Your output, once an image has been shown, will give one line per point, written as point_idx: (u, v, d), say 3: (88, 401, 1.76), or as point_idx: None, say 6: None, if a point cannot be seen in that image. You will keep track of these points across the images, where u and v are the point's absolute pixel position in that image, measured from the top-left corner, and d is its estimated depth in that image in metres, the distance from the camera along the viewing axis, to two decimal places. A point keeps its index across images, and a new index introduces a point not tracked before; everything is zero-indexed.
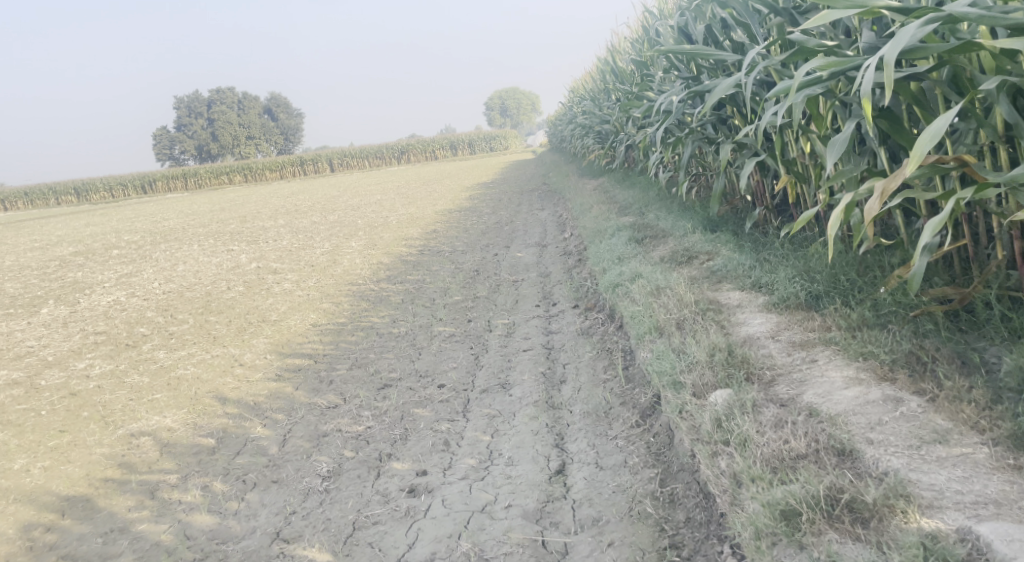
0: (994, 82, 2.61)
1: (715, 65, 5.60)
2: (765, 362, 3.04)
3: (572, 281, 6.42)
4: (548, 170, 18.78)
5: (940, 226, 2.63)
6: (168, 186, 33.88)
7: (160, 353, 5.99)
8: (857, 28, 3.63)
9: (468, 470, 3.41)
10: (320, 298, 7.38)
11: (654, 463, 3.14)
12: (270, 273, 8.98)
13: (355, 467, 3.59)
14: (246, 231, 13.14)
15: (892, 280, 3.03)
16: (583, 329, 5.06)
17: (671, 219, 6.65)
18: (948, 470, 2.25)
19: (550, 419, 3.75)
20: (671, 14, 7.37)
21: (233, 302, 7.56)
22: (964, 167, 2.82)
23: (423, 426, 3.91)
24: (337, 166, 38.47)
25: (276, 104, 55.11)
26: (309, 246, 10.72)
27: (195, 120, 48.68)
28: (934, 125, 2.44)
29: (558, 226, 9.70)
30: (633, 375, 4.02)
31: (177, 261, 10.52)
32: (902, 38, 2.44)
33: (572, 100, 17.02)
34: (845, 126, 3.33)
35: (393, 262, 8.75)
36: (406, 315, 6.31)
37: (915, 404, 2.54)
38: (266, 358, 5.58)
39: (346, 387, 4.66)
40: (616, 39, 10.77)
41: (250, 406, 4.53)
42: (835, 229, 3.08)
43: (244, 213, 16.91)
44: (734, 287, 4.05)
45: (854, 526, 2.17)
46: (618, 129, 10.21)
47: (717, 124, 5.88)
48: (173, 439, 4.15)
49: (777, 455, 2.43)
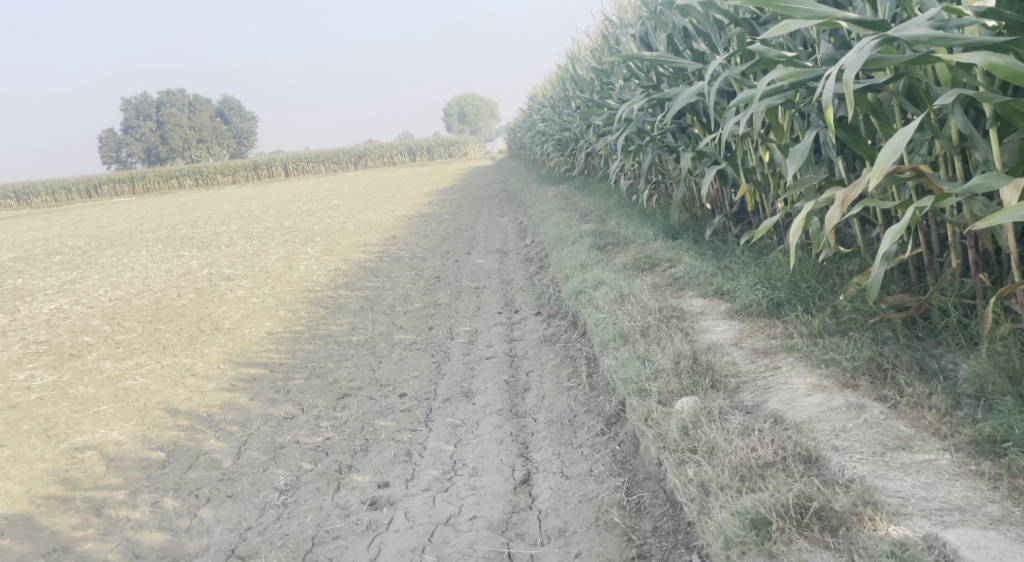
0: (950, 97, 2.62)
1: (675, 74, 5.66)
2: (729, 369, 3.06)
3: (534, 287, 6.43)
4: (509, 176, 18.81)
5: (899, 235, 2.67)
6: (117, 190, 33.24)
7: (107, 363, 5.86)
8: (815, 39, 3.72)
9: (431, 481, 3.38)
10: (276, 305, 7.29)
11: (620, 472, 3.14)
12: (223, 279, 8.84)
13: (313, 480, 3.53)
14: (198, 236, 12.94)
15: (851, 288, 3.08)
16: (546, 336, 5.06)
17: (632, 226, 6.69)
18: (913, 477, 2.28)
19: (514, 427, 3.74)
20: (631, 23, 7.43)
21: (184, 310, 7.42)
22: (920, 178, 2.86)
23: (384, 436, 3.87)
24: (292, 170, 38.08)
25: (230, 108, 54.42)
26: (263, 252, 10.59)
27: (146, 123, 47.84)
28: (894, 139, 2.49)
29: (518, 233, 9.71)
30: (597, 383, 4.03)
31: (125, 268, 10.31)
32: (861, 53, 2.45)
33: (532, 106, 17.08)
34: (806, 136, 3.40)
35: (351, 269, 8.67)
36: (365, 322, 6.25)
37: (878, 411, 2.58)
38: (219, 368, 5.48)
39: (304, 397, 4.60)
40: (576, 47, 10.84)
41: (203, 418, 4.45)
42: (796, 237, 3.12)
43: (195, 218, 16.66)
44: (697, 295, 4.08)
45: (824, 534, 2.18)
46: (579, 136, 10.27)
47: (677, 132, 5.94)
48: (121, 453, 4.06)
49: (744, 464, 2.45)
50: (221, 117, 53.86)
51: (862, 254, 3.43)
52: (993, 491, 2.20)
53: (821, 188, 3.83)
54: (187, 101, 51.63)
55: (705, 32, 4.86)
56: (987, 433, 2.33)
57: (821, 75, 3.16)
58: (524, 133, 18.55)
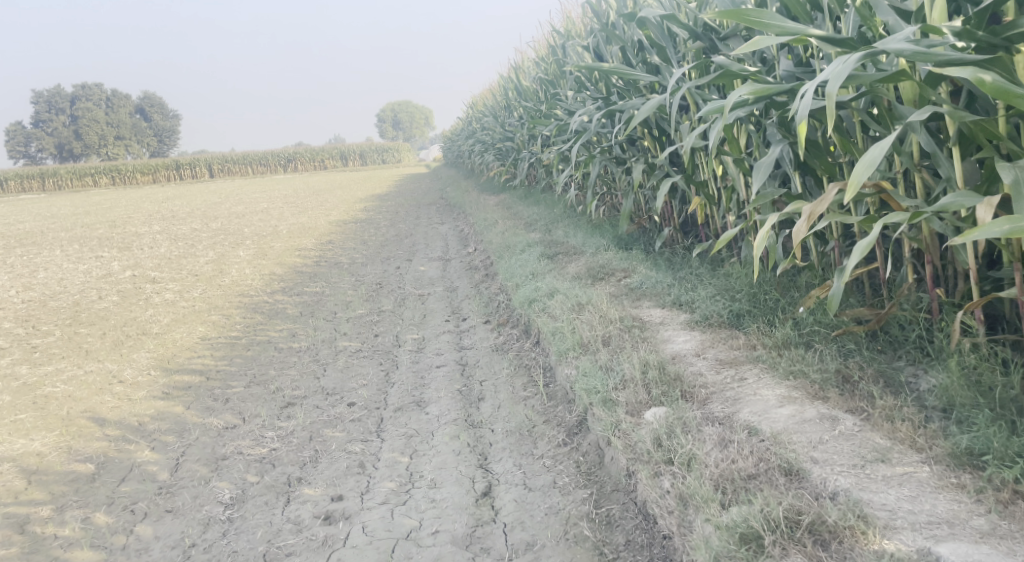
0: (925, 112, 2.63)
1: (626, 86, 5.71)
2: (696, 380, 3.08)
3: (480, 296, 6.38)
4: (445, 184, 18.75)
5: (866, 251, 2.71)
6: (25, 185, 31.89)
7: (23, 369, 5.57)
8: (776, 56, 3.78)
9: (389, 494, 3.29)
10: (207, 309, 7.05)
11: (586, 483, 3.12)
12: (148, 282, 8.53)
13: (261, 494, 3.40)
14: (118, 236, 12.47)
15: (811, 300, 3.13)
16: (497, 345, 5.02)
17: (581, 237, 6.71)
18: (896, 490, 2.31)
19: (472, 437, 3.68)
20: (580, 35, 7.49)
21: (107, 313, 7.12)
22: (882, 194, 2.91)
23: (336, 447, 3.76)
24: (216, 171, 37.16)
25: (152, 105, 52.90)
26: (190, 254, 10.27)
27: (60, 117, 46.11)
28: (869, 154, 2.52)
29: (459, 241, 9.66)
30: (555, 392, 4.00)
31: (38, 268, 9.85)
32: (842, 68, 2.47)
33: (471, 115, 17.05)
34: (770, 150, 3.46)
35: (286, 273, 8.47)
36: (306, 328, 6.11)
37: (852, 423, 2.62)
38: (150, 375, 5.26)
39: (245, 406, 4.44)
40: (520, 57, 10.88)
41: (134, 427, 4.25)
42: (760, 248, 3.15)
43: (114, 217, 16.07)
44: (655, 305, 4.10)
45: (816, 548, 2.17)
46: (521, 146, 10.29)
47: (628, 144, 5.99)
48: (44, 466, 3.84)
49: (726, 476, 2.45)
50: (142, 115, 52.23)
51: (818, 267, 3.49)
52: (977, 504, 2.24)
53: (778, 202, 3.90)
54: (105, 97, 49.96)
55: (660, 45, 4.90)
56: (965, 446, 2.39)
57: (787, 90, 3.20)
58: (462, 141, 18.50)
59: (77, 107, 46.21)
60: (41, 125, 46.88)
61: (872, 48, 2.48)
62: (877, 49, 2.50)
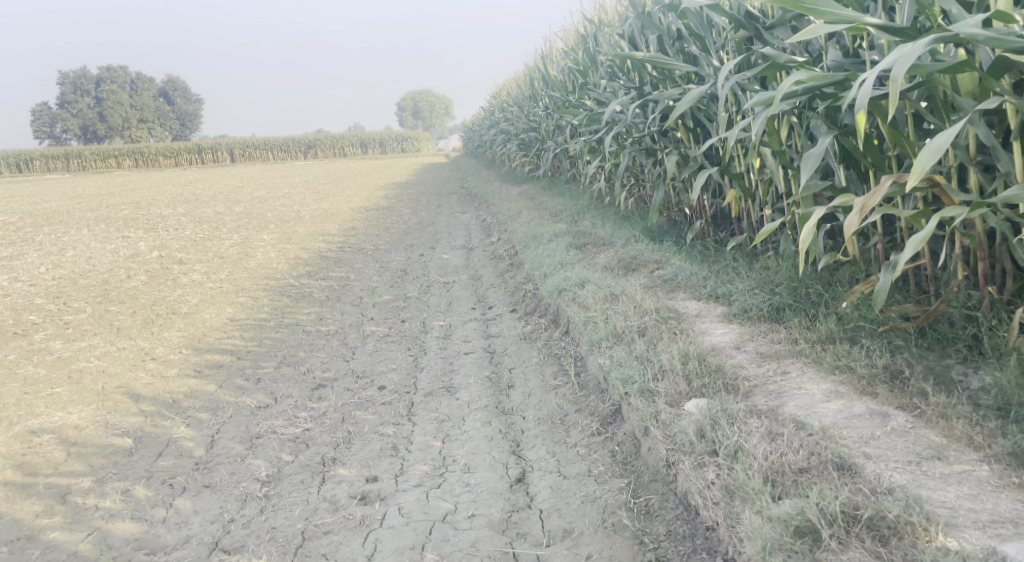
0: (992, 102, 2.57)
1: (662, 76, 5.64)
2: (737, 373, 3.03)
3: (506, 284, 6.35)
4: (466, 173, 18.70)
5: (922, 245, 2.65)
6: (50, 164, 32.12)
7: (57, 344, 5.61)
8: (823, 47, 3.69)
9: (423, 477, 3.27)
10: (235, 291, 7.08)
11: (622, 473, 3.08)
12: (175, 262, 8.56)
13: (297, 472, 3.39)
14: (143, 218, 12.55)
15: (856, 294, 3.07)
16: (525, 334, 4.99)
17: (609, 228, 6.66)
18: (955, 488, 2.27)
19: (503, 424, 3.65)
20: (613, 24, 7.43)
21: (136, 292, 7.16)
22: (936, 188, 2.85)
23: (368, 429, 3.75)
24: (238, 156, 37.26)
25: (176, 89, 53.17)
26: (216, 236, 10.31)
27: (84, 99, 46.46)
28: (934, 141, 2.46)
29: (483, 230, 9.63)
30: (587, 382, 3.96)
31: (67, 246, 9.91)
32: (910, 51, 2.42)
33: (494, 105, 16.98)
34: (819, 142, 3.33)
35: (312, 258, 8.48)
36: (333, 312, 6.10)
37: (903, 419, 2.57)
38: (181, 353, 5.28)
39: (276, 386, 4.44)
40: (548, 47, 10.82)
41: (168, 404, 4.27)
42: (806, 241, 3.10)
43: (140, 198, 16.16)
44: (690, 297, 4.05)
45: (875, 544, 2.14)
46: (546, 136, 10.23)
47: (660, 135, 5.93)
48: (83, 439, 3.86)
49: (776, 468, 2.42)
50: (166, 99, 52.53)
51: (860, 262, 3.42)
52: None
53: (820, 196, 3.83)
54: (130, 80, 50.27)
55: (698, 34, 4.82)
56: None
57: (838, 80, 3.13)
58: (484, 132, 18.45)
59: (103, 89, 46.54)
60: (68, 106, 47.24)
61: (943, 33, 2.43)
62: (947, 34, 2.45)
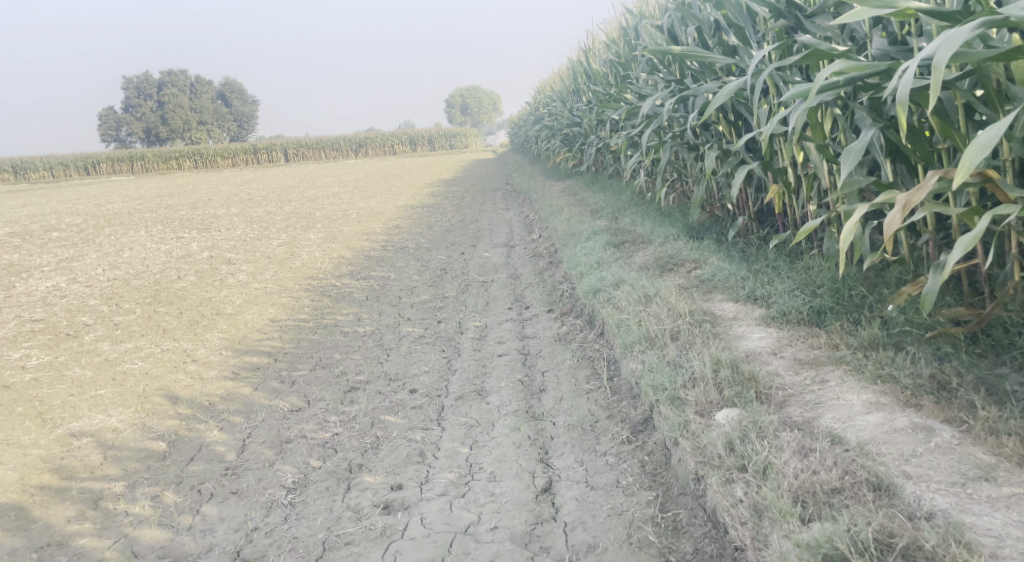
0: None
1: (702, 68, 5.46)
2: (772, 381, 2.87)
3: (544, 284, 6.23)
4: (511, 169, 18.61)
5: (971, 245, 2.48)
6: (114, 167, 32.95)
7: (105, 345, 5.65)
8: (866, 34, 3.48)
9: (447, 486, 3.17)
10: (278, 291, 7.09)
11: (651, 484, 2.96)
12: (224, 263, 8.65)
13: (322, 479, 3.31)
14: (197, 218, 12.74)
15: (903, 297, 2.89)
16: (560, 335, 4.87)
17: (649, 225, 6.51)
18: (1003, 514, 2.11)
19: (532, 430, 3.54)
20: (654, 17, 7.24)
21: (185, 293, 7.22)
22: (988, 182, 2.66)
23: (396, 435, 3.67)
24: (292, 156, 37.76)
25: (231, 90, 54.17)
26: (265, 236, 10.39)
27: (145, 102, 47.67)
28: (983, 134, 2.28)
29: (525, 227, 9.53)
30: (619, 387, 3.83)
31: (124, 248, 10.09)
32: (954, 37, 2.24)
33: (539, 101, 16.87)
34: (861, 135, 3.15)
35: (356, 257, 8.48)
36: (372, 313, 6.05)
37: (949, 435, 2.40)
38: (222, 355, 5.27)
39: (310, 389, 4.41)
40: (591, 41, 10.66)
41: (205, 407, 4.26)
42: (847, 241, 2.92)
43: (196, 199, 16.43)
44: (727, 299, 3.89)
45: None
46: (589, 131, 10.08)
47: (701, 129, 5.74)
48: (120, 442, 3.84)
49: (807, 488, 2.29)
50: (223, 101, 53.58)
51: (909, 261, 3.22)
52: None
53: (865, 192, 3.63)
54: (189, 83, 51.38)
55: (738, 24, 4.64)
56: None
57: (881, 70, 2.92)
58: (529, 128, 18.36)
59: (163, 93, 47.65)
60: (130, 110, 48.36)
61: (992, 16, 2.25)
62: (996, 17, 2.26)
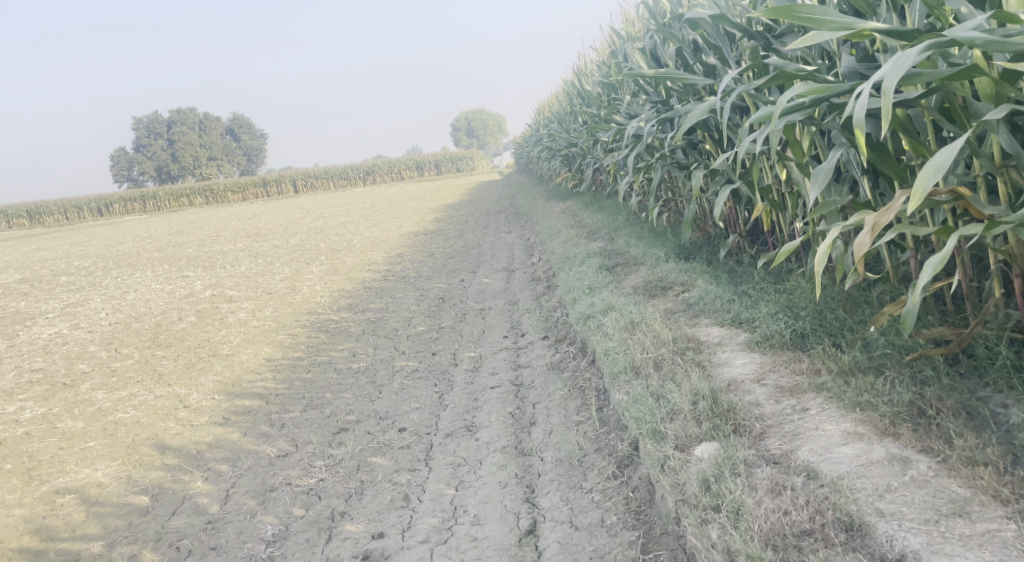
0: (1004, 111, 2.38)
1: (685, 89, 5.39)
2: (752, 412, 2.83)
3: (541, 309, 6.14)
4: (515, 191, 18.51)
5: (939, 267, 2.43)
6: (126, 208, 33.16)
7: (99, 394, 5.59)
8: (836, 52, 3.41)
9: (429, 532, 3.15)
10: (276, 329, 7.02)
11: (634, 524, 2.95)
12: (225, 301, 8.59)
13: (302, 530, 3.29)
14: (203, 255, 12.71)
15: (882, 318, 2.84)
16: (554, 363, 4.71)
17: (642, 246, 6.44)
18: (975, 554, 2.10)
19: (519, 467, 3.46)
20: (640, 37, 7.17)
21: (184, 335, 7.16)
22: (959, 201, 2.62)
23: (380, 478, 3.58)
24: (300, 186, 37.80)
25: (237, 125, 54.51)
26: (268, 271, 10.35)
27: (154, 141, 48.01)
28: (936, 157, 2.29)
29: (526, 250, 9.44)
30: (608, 417, 3.72)
31: (127, 290, 10.05)
32: (900, 61, 2.24)
33: (539, 122, 16.77)
34: (829, 155, 3.12)
35: (356, 289, 8.41)
36: (367, 347, 5.93)
37: (925, 466, 2.38)
38: (214, 399, 5.13)
39: (299, 432, 4.22)
40: (583, 61, 10.59)
41: (192, 456, 4.11)
42: (822, 263, 2.86)
43: (205, 235, 16.44)
44: (713, 323, 3.83)
45: None
46: (585, 151, 10.00)
47: (687, 149, 5.66)
48: (103, 497, 3.78)
49: (778, 531, 2.29)
50: (230, 136, 53.93)
51: (892, 280, 3.16)
52: None
53: (845, 209, 3.55)
54: (195, 120, 51.76)
55: (715, 45, 4.53)
56: None
57: (846, 90, 2.87)
58: (532, 148, 18.25)
59: (170, 131, 47.98)
60: (139, 150, 48.67)
61: (937, 38, 2.25)
62: (943, 39, 2.26)
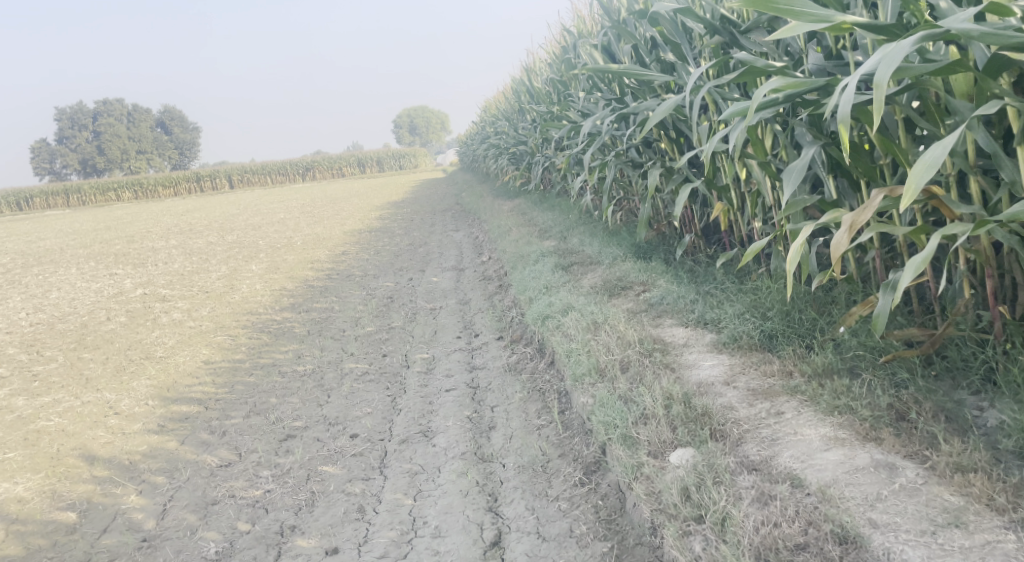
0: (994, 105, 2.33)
1: (640, 85, 5.33)
2: (727, 416, 2.76)
3: (493, 309, 6.01)
4: (461, 189, 18.31)
5: (922, 267, 2.38)
6: (49, 202, 31.96)
7: (20, 400, 5.27)
8: (801, 49, 3.35)
9: (388, 546, 3.00)
10: (214, 330, 6.74)
11: (605, 534, 2.86)
12: (157, 300, 8.24)
13: (250, 547, 3.12)
14: (133, 252, 12.24)
15: (853, 319, 2.81)
16: (510, 365, 4.59)
17: (597, 245, 6.37)
18: None
19: (481, 474, 3.33)
20: (592, 33, 7.10)
21: (114, 336, 6.84)
22: (934, 200, 2.58)
23: (333, 488, 3.42)
24: (236, 182, 36.93)
25: (169, 118, 53.04)
26: (203, 269, 10.00)
27: (80, 133, 46.38)
28: (928, 154, 2.25)
29: (474, 249, 9.30)
30: (571, 421, 3.63)
31: (51, 288, 9.59)
32: (895, 53, 2.19)
33: (485, 120, 16.63)
34: (801, 154, 3.07)
35: (297, 288, 8.15)
36: (313, 348, 5.72)
37: (913, 473, 2.34)
38: (147, 405, 4.87)
39: (242, 440, 4.01)
40: (532, 59, 10.48)
41: (124, 467, 3.88)
42: (795, 263, 2.81)
43: (135, 232, 15.86)
44: (676, 323, 3.76)
45: None
46: (534, 149, 9.89)
47: (643, 146, 5.60)
48: (25, 514, 3.54)
49: (768, 544, 2.23)
50: (162, 130, 52.49)
51: (858, 280, 3.13)
52: None
53: (810, 209, 3.52)
54: (125, 113, 50.18)
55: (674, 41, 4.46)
56: None
57: (820, 86, 2.82)
58: (478, 146, 18.08)
59: (99, 124, 46.42)
60: (64, 143, 46.99)
61: (931, 29, 2.21)
62: (937, 30, 2.22)
